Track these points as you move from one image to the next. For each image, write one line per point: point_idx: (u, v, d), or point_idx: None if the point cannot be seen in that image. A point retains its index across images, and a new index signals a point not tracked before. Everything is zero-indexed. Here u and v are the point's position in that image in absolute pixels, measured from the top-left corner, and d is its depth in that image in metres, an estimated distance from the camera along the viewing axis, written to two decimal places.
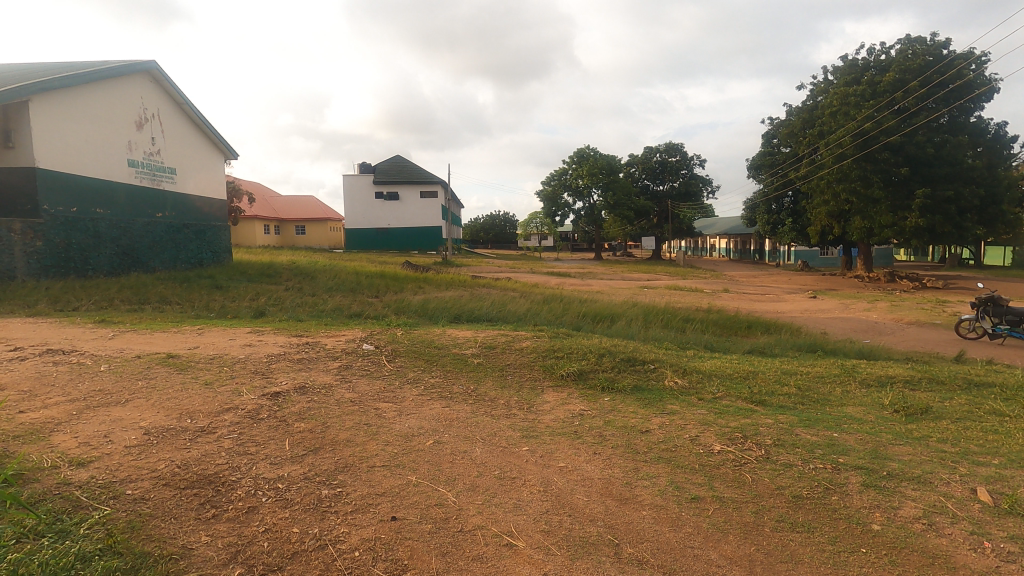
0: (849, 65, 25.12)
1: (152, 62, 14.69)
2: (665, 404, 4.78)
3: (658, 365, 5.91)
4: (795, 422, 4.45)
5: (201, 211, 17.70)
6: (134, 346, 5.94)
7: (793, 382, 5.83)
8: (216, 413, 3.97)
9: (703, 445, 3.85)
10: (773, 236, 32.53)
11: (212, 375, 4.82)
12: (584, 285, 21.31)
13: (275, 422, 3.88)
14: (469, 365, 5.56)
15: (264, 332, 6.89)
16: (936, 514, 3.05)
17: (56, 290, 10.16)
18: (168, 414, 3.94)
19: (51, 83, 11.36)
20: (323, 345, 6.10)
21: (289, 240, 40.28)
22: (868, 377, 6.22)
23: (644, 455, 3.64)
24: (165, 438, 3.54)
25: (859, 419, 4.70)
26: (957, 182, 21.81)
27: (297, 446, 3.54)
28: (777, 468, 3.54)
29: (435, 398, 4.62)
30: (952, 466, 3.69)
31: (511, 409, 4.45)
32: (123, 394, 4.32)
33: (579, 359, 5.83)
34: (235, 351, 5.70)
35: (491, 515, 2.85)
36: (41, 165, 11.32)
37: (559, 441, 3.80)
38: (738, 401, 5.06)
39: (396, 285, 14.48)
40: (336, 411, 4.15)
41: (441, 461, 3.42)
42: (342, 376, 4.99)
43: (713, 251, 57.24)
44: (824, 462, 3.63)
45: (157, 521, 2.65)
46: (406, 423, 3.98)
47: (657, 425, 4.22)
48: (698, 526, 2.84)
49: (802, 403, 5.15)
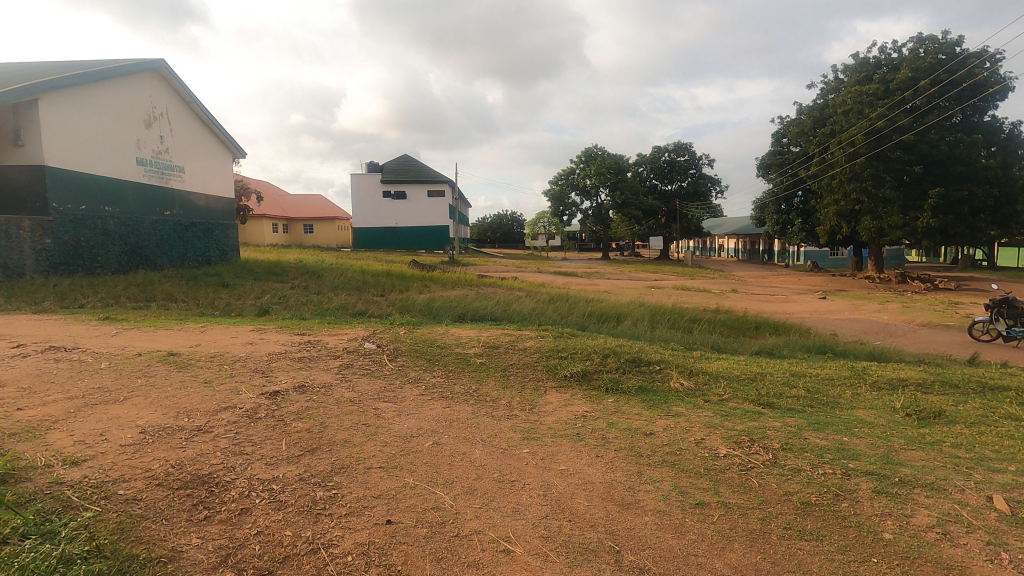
0: (859, 63, 24.90)
1: (161, 62, 14.76)
2: (670, 406, 4.68)
3: (665, 366, 5.80)
4: (804, 425, 4.35)
5: (208, 209, 17.72)
6: (136, 343, 5.91)
7: (803, 384, 5.70)
8: (214, 412, 3.93)
9: (709, 449, 3.76)
10: (783, 236, 32.22)
11: (212, 373, 4.77)
12: (592, 285, 21.21)
13: (273, 421, 3.83)
14: (472, 364, 5.48)
15: (267, 330, 6.85)
16: (950, 523, 2.94)
17: (62, 288, 10.17)
18: (166, 412, 3.91)
19: (61, 82, 11.43)
20: (325, 343, 6.02)
21: (296, 239, 40.39)
22: (879, 379, 6.09)
23: (648, 458, 3.55)
24: (161, 436, 3.51)
25: (871, 423, 4.59)
26: (969, 181, 21.56)
27: (294, 446, 3.48)
28: (785, 473, 3.44)
29: (435, 398, 4.55)
30: (966, 473, 3.57)
31: (513, 410, 4.37)
32: (122, 392, 4.28)
33: (583, 359, 5.74)
34: (236, 349, 5.63)
35: (489, 519, 2.78)
36: (50, 163, 11.37)
37: (561, 443, 3.72)
38: (746, 403, 4.95)
39: (402, 284, 14.42)
40: (335, 410, 4.09)
41: (440, 463, 3.34)
42: (343, 375, 4.92)
43: (722, 251, 56.93)
44: (833, 468, 3.53)
45: (148, 522, 2.61)
46: (406, 423, 3.92)
47: (662, 427, 4.14)
48: (703, 533, 2.75)
49: (812, 405, 5.04)
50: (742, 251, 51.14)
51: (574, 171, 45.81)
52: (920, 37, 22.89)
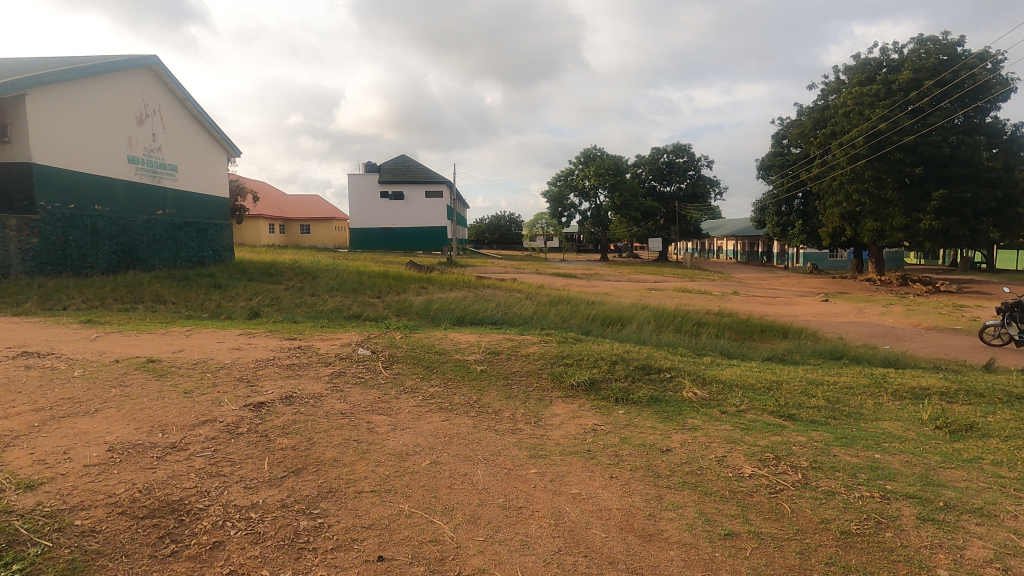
0: (860, 64, 24.67)
1: (154, 58, 14.43)
2: (685, 418, 4.36)
3: (675, 374, 5.49)
4: (831, 440, 4.03)
5: (201, 208, 17.35)
6: (115, 348, 5.56)
7: (822, 394, 5.38)
8: (191, 427, 3.59)
9: (732, 468, 3.44)
10: (783, 238, 32.04)
11: (192, 383, 4.42)
12: (592, 287, 20.88)
13: (256, 437, 3.50)
14: (472, 372, 5.17)
15: (255, 334, 6.50)
16: (1010, 557, 2.63)
17: (47, 289, 9.80)
18: (138, 426, 3.58)
19: (48, 76, 11.06)
20: (317, 349, 5.68)
21: (293, 240, 40.02)
22: (900, 389, 5.77)
23: (667, 479, 3.23)
24: (130, 456, 3.18)
25: (902, 437, 4.28)
26: (972, 183, 21.35)
27: (277, 466, 3.15)
28: (818, 496, 3.13)
29: (433, 410, 4.21)
30: (1015, 496, 3.25)
31: (517, 424, 4.05)
32: (94, 404, 3.95)
33: (590, 366, 5.42)
34: (221, 356, 5.29)
35: (494, 555, 2.46)
36: (37, 161, 11.00)
37: (571, 462, 3.39)
38: (765, 414, 4.63)
39: (398, 285, 14.08)
40: (324, 424, 3.76)
41: (438, 486, 3.01)
42: (334, 386, 4.56)
43: (721, 253, 56.70)
44: (870, 490, 3.22)
45: (104, 560, 2.31)
46: (400, 439, 3.59)
47: (679, 443, 3.82)
48: (736, 571, 2.43)
49: (834, 417, 4.73)
50: (741, 253, 50.90)
51: (573, 172, 45.53)
52: (922, 38, 22.71)
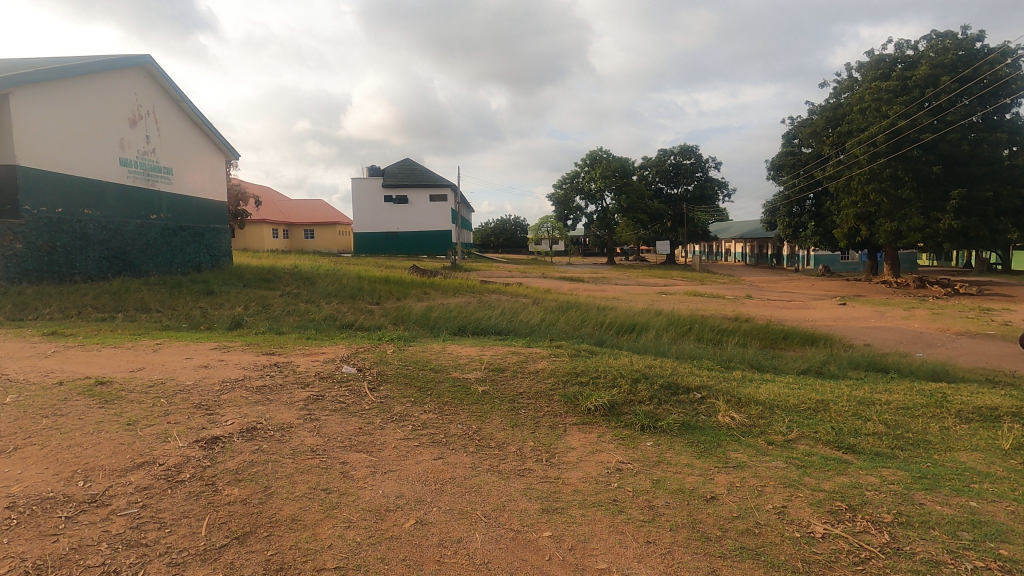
0: (875, 60, 23.91)
1: (148, 57, 13.88)
2: (727, 452, 3.64)
3: (706, 394, 4.74)
4: (909, 482, 3.29)
5: (197, 212, 16.76)
6: (67, 367, 4.88)
7: (877, 417, 4.62)
8: (122, 472, 2.89)
9: (800, 526, 2.70)
10: (795, 240, 31.17)
11: (140, 412, 3.73)
12: (601, 292, 20.19)
13: (199, 486, 2.79)
14: (472, 394, 4.45)
15: (231, 349, 5.81)
16: None
17: (23, 297, 9.16)
18: (57, 471, 2.89)
19: (36, 74, 10.51)
20: (295, 367, 4.99)
21: (296, 245, 39.57)
22: (965, 409, 5.00)
23: (718, 544, 2.51)
24: (33, 515, 2.48)
25: (990, 475, 3.53)
26: (994, 181, 20.56)
27: (220, 530, 2.45)
28: (920, 570, 2.40)
29: (423, 445, 3.49)
30: None
31: (525, 462, 3.34)
32: (16, 439, 3.26)
33: (609, 386, 4.68)
34: (185, 375, 4.61)
35: None
36: (23, 162, 10.42)
37: (596, 520, 2.68)
38: (822, 446, 3.88)
39: (398, 291, 13.39)
40: (287, 467, 3.05)
41: (424, 559, 2.31)
42: (309, 414, 3.85)
43: (730, 255, 55.66)
44: (986, 559, 2.48)
45: None
46: (380, 490, 2.87)
47: (725, 488, 3.09)
48: None
49: (901, 448, 3.97)
50: (750, 255, 49.95)
51: (579, 175, 44.91)
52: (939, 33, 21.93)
